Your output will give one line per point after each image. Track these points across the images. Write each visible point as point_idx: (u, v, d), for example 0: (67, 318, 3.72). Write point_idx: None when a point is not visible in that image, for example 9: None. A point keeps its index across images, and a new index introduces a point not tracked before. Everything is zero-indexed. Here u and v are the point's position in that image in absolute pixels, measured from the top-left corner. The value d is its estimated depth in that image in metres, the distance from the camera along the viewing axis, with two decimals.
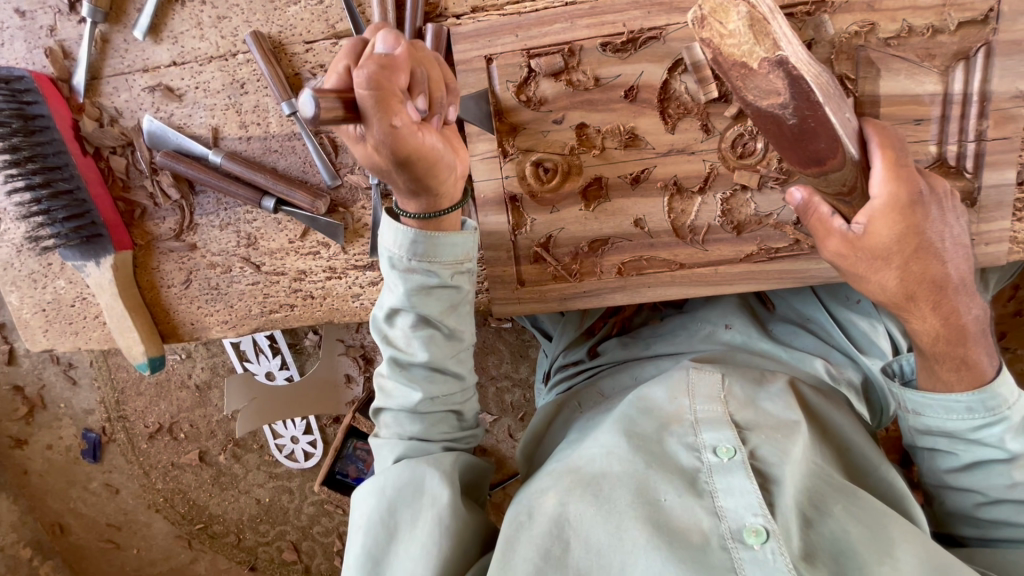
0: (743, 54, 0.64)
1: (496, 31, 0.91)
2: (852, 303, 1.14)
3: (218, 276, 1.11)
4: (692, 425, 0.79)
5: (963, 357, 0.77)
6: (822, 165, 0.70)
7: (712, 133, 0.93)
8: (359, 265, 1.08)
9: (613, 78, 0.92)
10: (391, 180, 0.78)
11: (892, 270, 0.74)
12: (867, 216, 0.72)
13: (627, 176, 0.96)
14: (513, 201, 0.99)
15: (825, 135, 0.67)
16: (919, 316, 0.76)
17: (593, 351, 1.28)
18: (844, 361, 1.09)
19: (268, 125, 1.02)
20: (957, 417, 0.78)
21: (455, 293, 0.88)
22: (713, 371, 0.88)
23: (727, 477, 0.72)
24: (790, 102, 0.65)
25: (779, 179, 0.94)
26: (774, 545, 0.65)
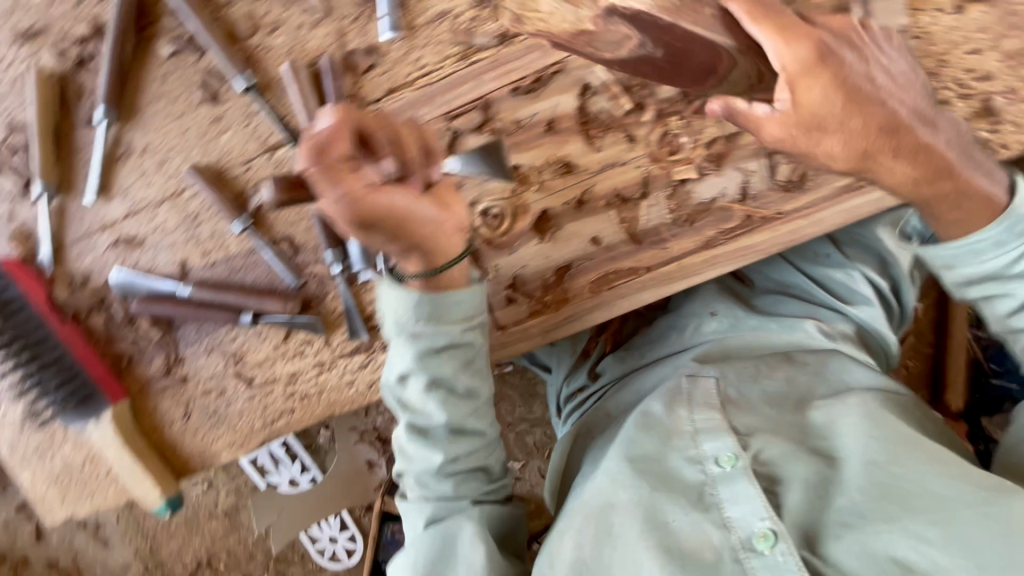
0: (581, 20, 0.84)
1: (414, 104, 0.99)
2: (823, 258, 1.15)
3: (216, 400, 1.13)
4: (693, 437, 0.85)
5: (954, 190, 0.82)
6: (716, 72, 0.86)
7: (637, 140, 0.97)
8: (346, 353, 1.11)
9: (531, 118, 0.97)
10: (377, 245, 0.84)
11: (908, 161, 0.82)
12: (789, 89, 0.79)
13: (571, 201, 1.00)
14: (471, 253, 1.02)
15: (700, 49, 0.84)
16: (886, 167, 0.83)
17: (594, 373, 1.29)
18: (834, 316, 1.11)
19: (228, 246, 1.06)
20: (990, 256, 0.83)
21: (468, 348, 0.89)
22: (707, 377, 0.95)
23: (732, 487, 0.78)
24: (646, 41, 0.85)
25: (713, 165, 0.98)
26: (782, 547, 0.72)
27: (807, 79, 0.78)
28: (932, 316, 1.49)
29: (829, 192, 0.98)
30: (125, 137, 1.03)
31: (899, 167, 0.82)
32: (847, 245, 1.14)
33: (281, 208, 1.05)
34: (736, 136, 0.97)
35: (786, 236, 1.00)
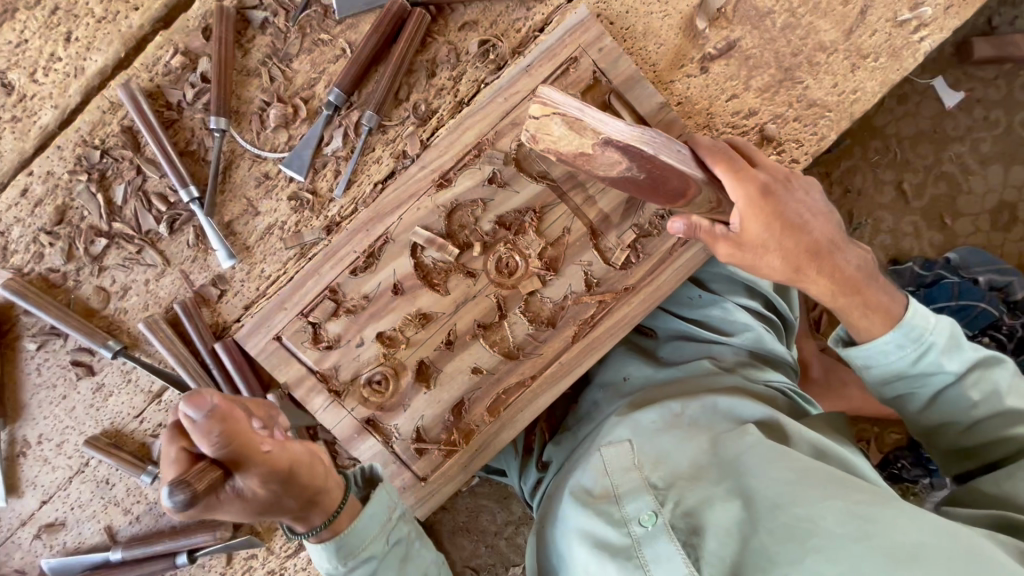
0: (576, 147, 0.84)
1: (268, 314, 1.04)
2: (696, 300, 1.23)
3: None
4: (617, 500, 0.88)
5: (865, 301, 0.92)
6: (685, 196, 0.93)
7: (477, 273, 1.06)
8: (291, 552, 1.13)
9: (376, 289, 1.04)
10: (280, 508, 0.79)
11: (777, 253, 0.94)
12: (739, 216, 0.94)
13: (441, 344, 1.06)
14: (369, 422, 1.07)
15: (673, 177, 0.90)
16: (812, 280, 0.95)
17: (542, 464, 1.29)
18: (727, 348, 1.17)
19: (147, 496, 1.09)
20: (895, 355, 0.90)
21: (399, 548, 0.91)
22: (621, 440, 0.98)
23: (654, 545, 0.81)
24: (634, 165, 0.87)
25: (551, 269, 1.06)
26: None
27: (707, 224, 0.97)
28: None
29: (661, 254, 1.06)
30: (19, 434, 1.08)
31: (766, 261, 0.96)
32: (712, 282, 1.23)
33: None
34: (560, 239, 1.06)
35: (641, 306, 1.07)
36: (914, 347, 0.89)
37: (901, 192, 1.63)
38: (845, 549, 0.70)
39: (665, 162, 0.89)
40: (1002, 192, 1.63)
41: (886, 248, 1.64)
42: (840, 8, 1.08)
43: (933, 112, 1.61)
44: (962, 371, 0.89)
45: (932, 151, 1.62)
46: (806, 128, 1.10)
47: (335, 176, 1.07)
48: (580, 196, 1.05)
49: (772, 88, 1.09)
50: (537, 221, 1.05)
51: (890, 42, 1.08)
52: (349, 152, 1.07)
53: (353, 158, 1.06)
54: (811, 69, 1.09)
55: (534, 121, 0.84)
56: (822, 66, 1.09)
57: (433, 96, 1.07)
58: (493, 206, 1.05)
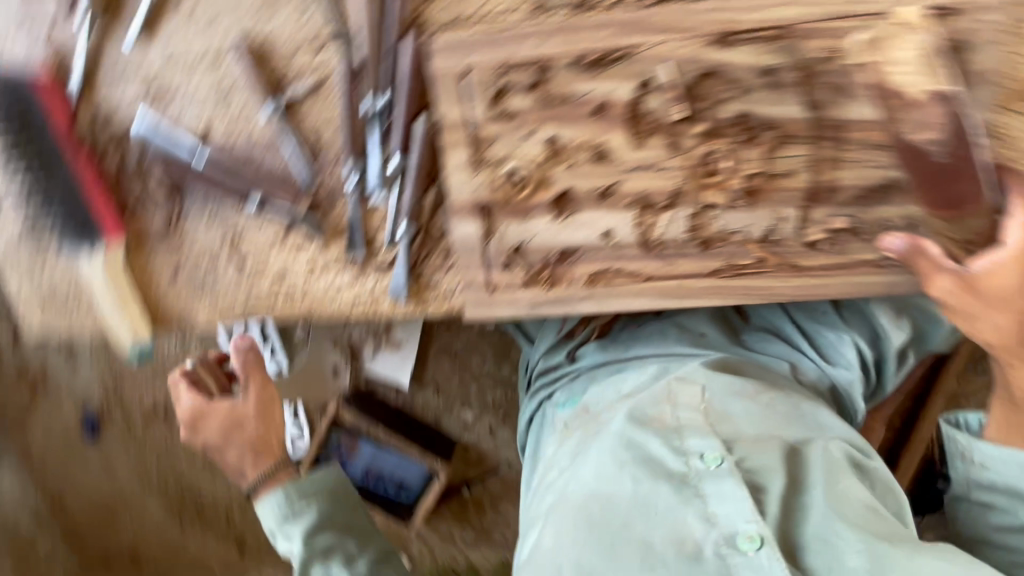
0: (912, 86, 0.83)
1: (473, 44, 0.92)
2: (818, 314, 1.17)
3: (205, 271, 1.16)
4: (677, 431, 0.83)
5: None
6: (961, 207, 0.87)
7: (681, 150, 0.95)
8: (338, 266, 1.13)
9: (584, 95, 0.93)
10: (267, 437, 1.20)
11: (1002, 315, 0.87)
12: (997, 261, 0.86)
13: (596, 190, 0.99)
14: (484, 209, 1.02)
15: (968, 179, 0.85)
16: (1018, 365, 0.89)
17: (572, 355, 1.32)
18: (813, 369, 1.13)
19: (252, 127, 1.07)
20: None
21: (348, 509, 1.17)
22: (694, 380, 0.92)
23: (717, 482, 0.75)
24: (944, 141, 0.84)
25: (746, 198, 0.96)
26: (768, 551, 0.69)
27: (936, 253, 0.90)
28: (907, 405, 1.50)
29: (848, 261, 0.97)
30: None
31: (987, 319, 0.88)
32: (848, 310, 1.15)
33: (315, 108, 1.05)
34: (777, 178, 0.95)
35: (790, 288, 1.00)
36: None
37: None
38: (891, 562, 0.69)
39: (978, 159, 0.84)
40: None
41: None
42: None
43: None
44: None
45: None
46: None
47: None
48: (830, 151, 0.92)
49: None
50: (774, 144, 0.93)
51: None
52: None
53: None
54: None
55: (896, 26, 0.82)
56: None
57: None
58: (751, 99, 0.90)
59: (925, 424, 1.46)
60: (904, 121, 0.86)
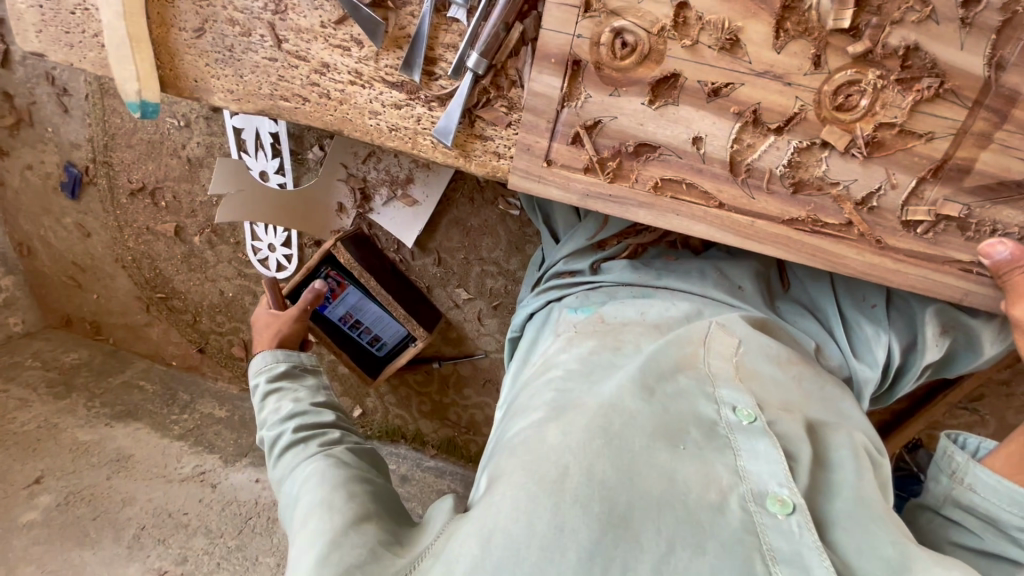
0: None
1: None
2: (865, 305, 1.08)
3: (236, 37, 1.00)
4: (711, 379, 0.80)
5: None
6: None
7: (821, 68, 0.80)
8: (386, 81, 0.98)
9: None
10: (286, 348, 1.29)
11: None
12: None
13: (707, 84, 0.84)
14: (574, 65, 0.87)
15: None
16: None
17: (595, 267, 1.23)
18: (836, 356, 1.06)
19: None
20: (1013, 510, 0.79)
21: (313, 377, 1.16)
22: (732, 336, 0.90)
23: (752, 439, 0.71)
24: None
25: (866, 148, 0.84)
26: (800, 519, 0.63)
27: None
28: (884, 417, 1.52)
29: (936, 255, 0.88)
30: None
31: None
32: (897, 310, 1.07)
33: None
34: (910, 136, 0.82)
35: (865, 264, 0.89)
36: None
37: None
38: (923, 560, 0.62)
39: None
40: None
41: None
42: None
43: None
44: None
45: None
46: None
47: None
48: (984, 125, 0.79)
49: None
50: (927, 95, 0.79)
51: None
52: None
53: None
54: None
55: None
56: None
57: None
58: (927, 31, 0.76)
59: (896, 439, 1.47)
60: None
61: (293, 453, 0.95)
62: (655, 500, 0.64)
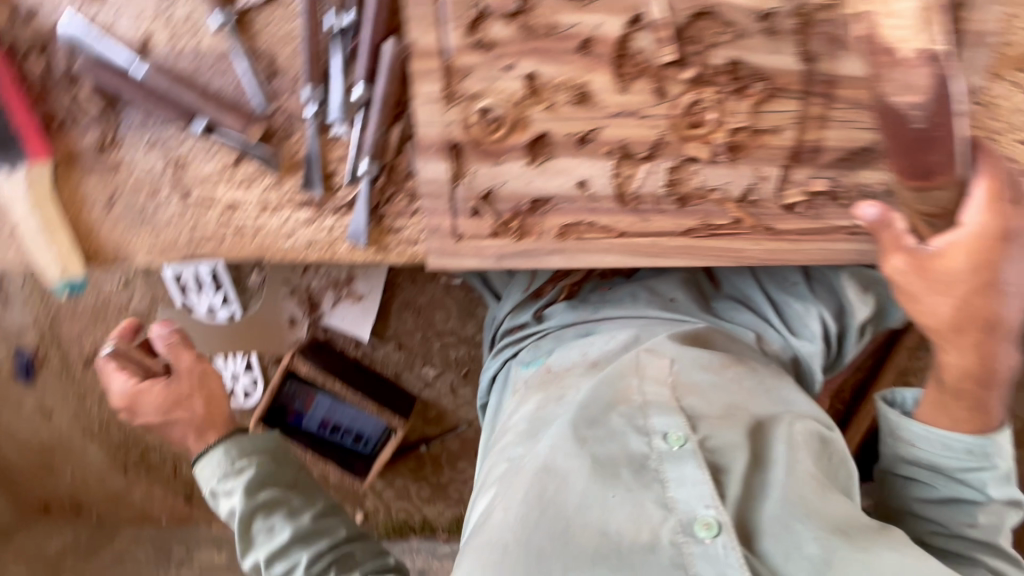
0: (896, 41, 0.72)
1: None
2: (791, 285, 1.14)
3: (145, 200, 1.05)
4: (642, 411, 0.88)
5: (981, 401, 0.88)
6: (930, 177, 0.78)
7: (665, 97, 0.89)
8: (293, 203, 1.04)
9: (568, 28, 0.86)
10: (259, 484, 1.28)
11: (952, 299, 0.82)
12: (948, 242, 0.80)
13: (574, 135, 0.93)
14: (454, 147, 0.94)
15: (942, 147, 0.75)
16: (955, 350, 0.86)
17: (539, 314, 1.27)
18: (778, 340, 1.11)
19: (200, 41, 0.95)
20: (954, 454, 0.90)
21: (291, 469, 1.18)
22: (664, 356, 0.97)
23: (678, 467, 0.81)
24: (927, 104, 0.73)
25: (728, 154, 0.92)
26: (723, 540, 0.75)
27: (902, 226, 0.83)
28: (859, 378, 1.54)
29: (821, 227, 0.96)
30: None
31: (932, 301, 0.84)
32: (817, 281, 1.13)
33: (271, 17, 0.93)
34: (763, 133, 0.91)
35: (762, 252, 0.97)
36: (974, 458, 0.89)
37: None
38: (847, 548, 0.76)
39: (951, 126, 0.74)
40: None
41: None
42: None
43: None
44: (994, 501, 0.89)
45: None
46: None
47: None
48: (820, 108, 0.88)
49: None
50: (763, 96, 0.88)
51: None
52: None
53: None
54: None
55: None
56: None
57: None
58: (742, 46, 0.85)
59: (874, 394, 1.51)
60: (887, 82, 0.74)
61: (280, 547, 1.08)
62: (591, 556, 0.78)
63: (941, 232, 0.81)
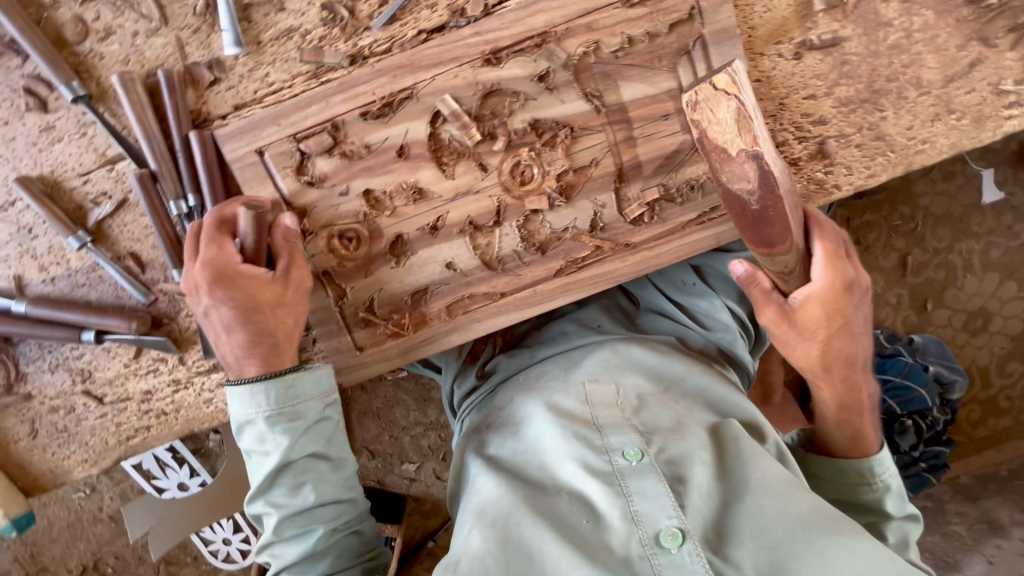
0: (725, 141, 0.76)
1: (259, 124, 0.94)
2: (689, 286, 1.20)
3: (65, 417, 1.09)
4: (598, 430, 0.87)
5: (858, 429, 0.96)
6: (771, 247, 0.85)
7: (489, 169, 0.98)
8: (202, 371, 1.09)
9: (381, 142, 0.96)
10: None
11: (817, 345, 0.92)
12: (805, 297, 0.89)
13: (425, 226, 1.00)
14: (325, 274, 1.01)
15: (779, 225, 0.82)
16: (827, 385, 0.95)
17: (484, 372, 1.21)
18: (698, 338, 1.15)
19: (68, 262, 1.02)
20: (849, 478, 0.96)
21: None
22: (608, 382, 0.97)
23: (640, 480, 0.79)
24: (757, 191, 0.79)
25: (563, 197, 1.00)
26: (690, 546, 0.74)
27: (766, 285, 0.91)
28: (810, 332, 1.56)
29: (673, 226, 1.03)
30: None
31: (802, 346, 0.92)
32: (711, 277, 1.20)
33: (124, 223, 1.00)
34: (585, 169, 0.99)
35: (633, 266, 1.03)
36: (865, 479, 0.95)
37: (902, 264, 1.65)
38: (827, 537, 0.75)
39: (785, 208, 0.81)
40: (986, 299, 1.68)
41: None
42: (954, 50, 1.01)
43: (967, 201, 1.61)
44: (897, 516, 0.94)
45: (947, 236, 1.63)
46: (862, 159, 1.05)
47: (380, 5, 0.94)
48: (623, 133, 0.98)
49: (856, 103, 1.03)
50: (569, 141, 0.98)
51: (981, 106, 1.04)
52: None
53: None
54: (896, 101, 1.03)
55: (709, 89, 0.75)
56: (907, 104, 1.03)
57: None
58: (533, 107, 0.96)
59: None
60: (723, 174, 0.80)
61: (287, 487, 0.88)
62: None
63: (800, 288, 0.90)
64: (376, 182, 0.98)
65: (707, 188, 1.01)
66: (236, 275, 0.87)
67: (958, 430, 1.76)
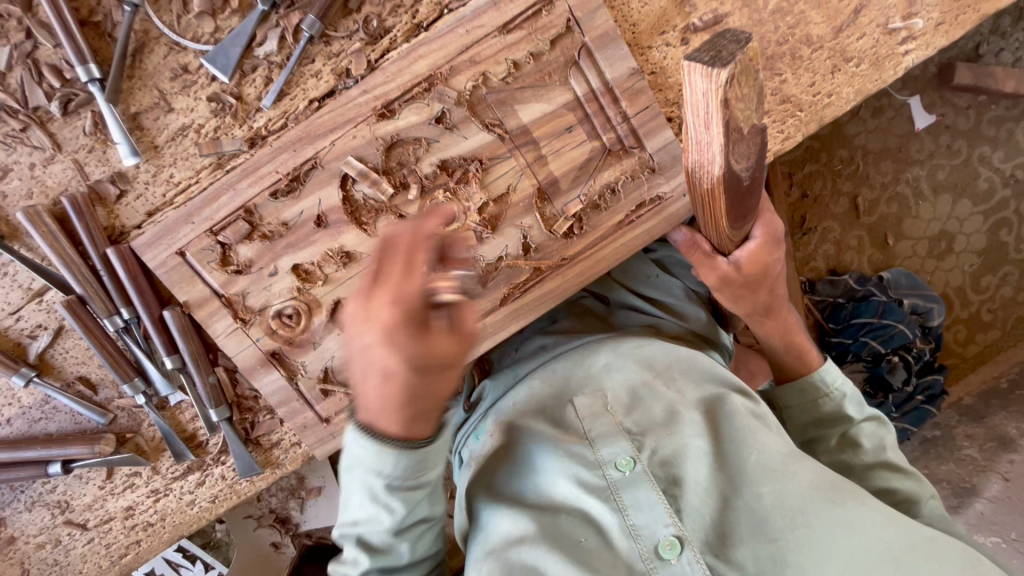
0: (744, 118, 0.74)
1: (173, 227, 0.94)
2: (652, 279, 1.20)
3: (52, 552, 1.08)
4: (590, 444, 0.86)
5: (804, 349, 1.00)
6: (741, 221, 0.90)
7: (411, 218, 0.98)
8: (179, 475, 1.08)
9: (298, 217, 0.96)
10: None
11: (762, 290, 0.97)
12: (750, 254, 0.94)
13: None
14: (275, 355, 1.01)
15: (753, 195, 0.87)
16: (768, 323, 1.00)
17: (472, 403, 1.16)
18: (674, 326, 1.12)
19: (19, 399, 1.01)
20: (805, 396, 0.96)
21: None
22: (596, 386, 0.94)
23: (635, 491, 0.79)
24: (750, 167, 0.81)
25: (490, 228, 1.00)
26: (688, 554, 0.74)
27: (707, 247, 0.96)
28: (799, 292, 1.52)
29: (606, 231, 1.02)
30: None
31: (750, 295, 0.96)
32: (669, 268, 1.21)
33: (66, 349, 1.00)
34: (503, 196, 0.99)
35: (575, 281, 1.03)
36: (813, 394, 0.95)
37: (854, 206, 1.65)
38: (825, 515, 0.74)
39: (760, 179, 0.87)
40: (945, 222, 1.68)
41: (828, 257, 1.68)
42: (835, 1, 1.02)
43: (902, 130, 1.62)
44: (859, 416, 0.92)
45: (891, 169, 1.64)
46: (773, 125, 1.06)
47: (265, 83, 0.94)
48: (532, 154, 0.98)
49: None
50: (481, 173, 0.98)
51: (874, 49, 1.05)
52: (284, 59, 0.94)
53: (287, 66, 0.93)
54: (792, 62, 1.04)
55: (742, 60, 0.68)
56: (804, 62, 1.04)
57: (388, 12, 0.94)
58: (438, 149, 0.96)
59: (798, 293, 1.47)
60: (734, 153, 0.76)
61: None
62: None
63: (738, 245, 0.95)
64: (303, 255, 0.97)
65: (627, 188, 1.02)
66: (421, 328, 0.77)
67: (948, 353, 1.76)
